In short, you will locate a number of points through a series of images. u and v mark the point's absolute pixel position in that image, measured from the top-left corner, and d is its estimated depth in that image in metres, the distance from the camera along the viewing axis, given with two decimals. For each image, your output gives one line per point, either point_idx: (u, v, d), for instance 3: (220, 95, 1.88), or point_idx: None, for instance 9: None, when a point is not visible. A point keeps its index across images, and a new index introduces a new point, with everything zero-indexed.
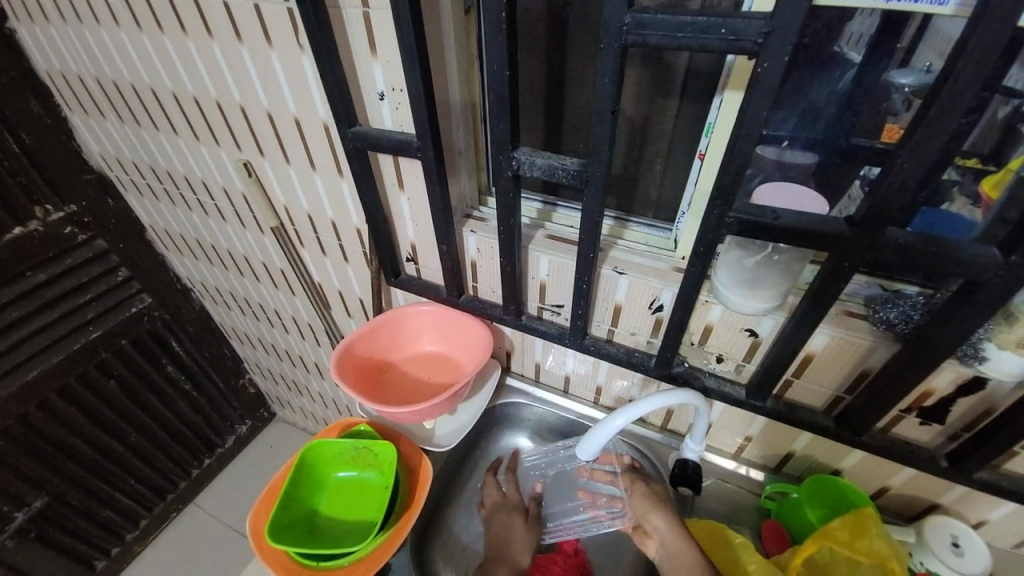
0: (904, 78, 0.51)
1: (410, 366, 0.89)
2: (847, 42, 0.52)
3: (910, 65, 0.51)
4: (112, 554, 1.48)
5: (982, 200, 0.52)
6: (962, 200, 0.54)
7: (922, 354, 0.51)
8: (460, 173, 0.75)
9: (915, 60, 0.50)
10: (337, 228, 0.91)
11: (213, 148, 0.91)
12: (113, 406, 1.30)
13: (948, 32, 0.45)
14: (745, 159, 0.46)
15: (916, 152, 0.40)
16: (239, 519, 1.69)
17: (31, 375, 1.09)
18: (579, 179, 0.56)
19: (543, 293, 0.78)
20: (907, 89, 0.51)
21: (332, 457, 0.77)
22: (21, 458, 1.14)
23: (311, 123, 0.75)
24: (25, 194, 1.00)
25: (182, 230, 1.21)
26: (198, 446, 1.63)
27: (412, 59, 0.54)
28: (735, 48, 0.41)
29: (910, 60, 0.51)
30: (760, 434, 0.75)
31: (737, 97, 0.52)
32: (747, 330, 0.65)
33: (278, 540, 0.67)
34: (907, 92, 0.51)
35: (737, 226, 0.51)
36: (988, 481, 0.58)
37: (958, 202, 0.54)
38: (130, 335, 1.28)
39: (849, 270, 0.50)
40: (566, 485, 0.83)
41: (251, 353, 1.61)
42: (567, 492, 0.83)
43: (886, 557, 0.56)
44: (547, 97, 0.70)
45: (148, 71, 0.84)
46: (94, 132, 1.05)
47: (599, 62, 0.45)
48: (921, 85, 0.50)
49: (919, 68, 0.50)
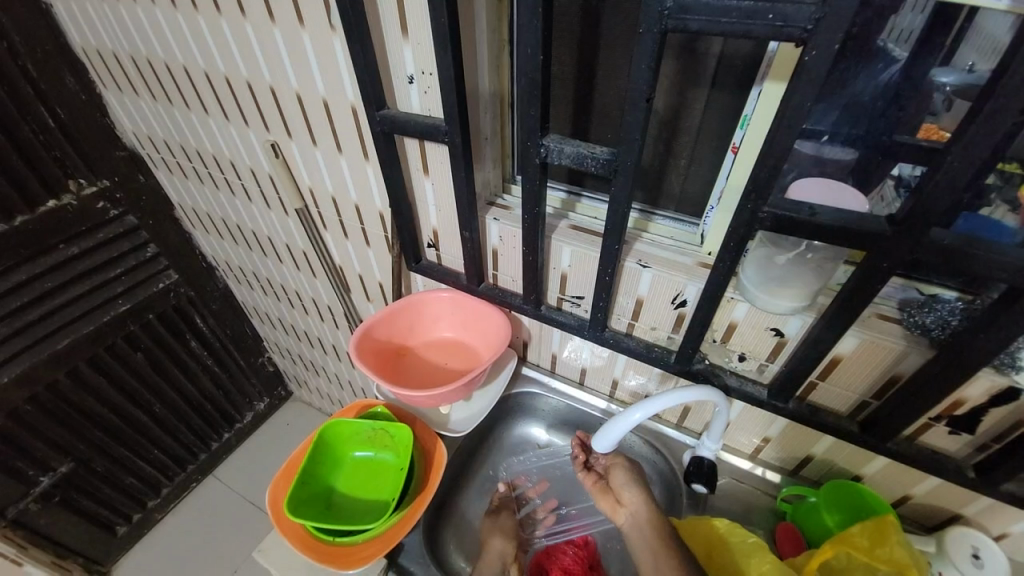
0: (947, 77, 0.50)
1: (427, 351, 0.89)
2: (891, 36, 0.50)
3: (951, 63, 0.50)
4: (134, 520, 1.53)
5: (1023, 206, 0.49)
6: (1000, 207, 0.51)
7: (957, 361, 0.50)
8: (485, 161, 0.75)
9: (956, 59, 0.49)
10: (361, 212, 0.92)
11: (241, 128, 0.92)
12: (138, 378, 1.34)
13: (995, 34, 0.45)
14: (783, 153, 0.44)
15: (967, 150, 0.38)
16: (255, 493, 1.73)
17: (60, 345, 1.12)
18: (609, 168, 0.55)
19: (564, 284, 0.77)
20: (947, 89, 0.51)
21: (350, 436, 0.78)
22: (49, 424, 1.18)
23: (339, 104, 0.75)
24: (60, 168, 1.03)
25: (208, 208, 1.23)
26: (217, 420, 1.67)
27: (444, 41, 0.54)
28: (782, 35, 0.39)
29: (952, 58, 0.50)
30: (779, 436, 0.74)
31: (778, 88, 0.51)
32: (773, 329, 0.64)
33: (296, 514, 0.69)
34: (948, 91, 0.51)
35: (770, 222, 0.50)
36: (1018, 495, 0.56)
37: (998, 208, 0.52)
38: (156, 309, 1.32)
39: (887, 271, 0.48)
40: (559, 485, 0.86)
41: (271, 332, 1.64)
42: (556, 492, 0.86)
43: (906, 564, 0.55)
44: (577, 86, 0.68)
45: (181, 50, 0.85)
46: (127, 110, 1.08)
47: (636, 47, 0.44)
48: (968, 86, 0.49)
49: (961, 67, 0.49)
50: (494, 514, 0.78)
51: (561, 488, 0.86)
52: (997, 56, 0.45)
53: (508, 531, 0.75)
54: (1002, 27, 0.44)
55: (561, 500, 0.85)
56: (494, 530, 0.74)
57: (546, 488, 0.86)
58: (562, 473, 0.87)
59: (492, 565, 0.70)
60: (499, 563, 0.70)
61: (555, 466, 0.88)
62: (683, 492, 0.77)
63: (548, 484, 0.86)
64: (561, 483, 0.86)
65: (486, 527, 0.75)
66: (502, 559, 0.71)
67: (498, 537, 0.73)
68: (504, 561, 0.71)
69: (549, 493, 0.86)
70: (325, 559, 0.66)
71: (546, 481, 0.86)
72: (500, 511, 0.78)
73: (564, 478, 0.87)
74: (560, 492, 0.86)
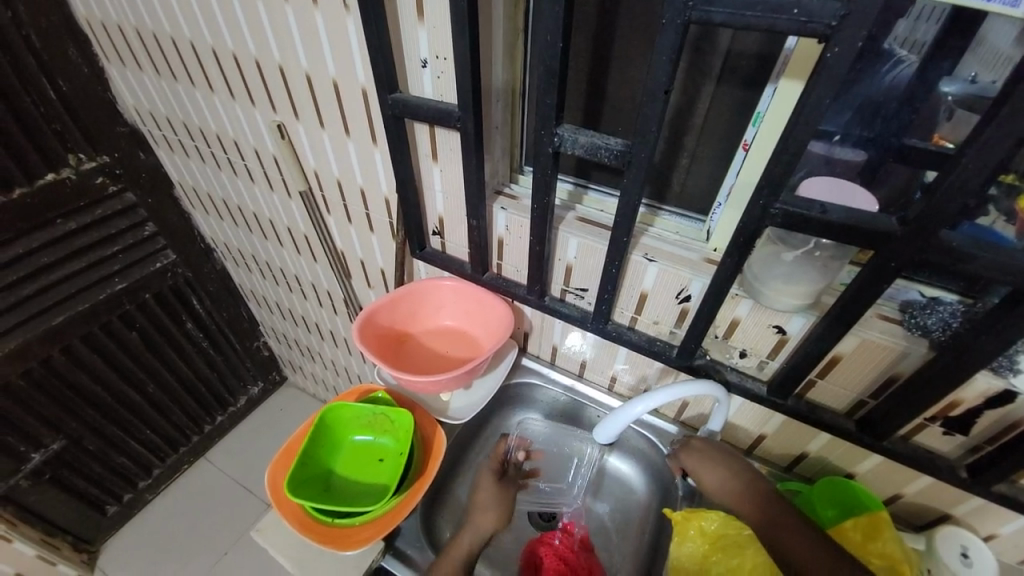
0: (949, 86, 0.51)
1: (428, 339, 0.89)
2: (900, 42, 0.51)
3: (954, 73, 0.51)
4: (124, 500, 1.53)
5: (1018, 217, 0.50)
6: (997, 216, 0.52)
7: (959, 363, 0.50)
8: (495, 150, 0.75)
9: (959, 69, 0.50)
10: (366, 197, 0.92)
11: (248, 107, 0.91)
12: (132, 357, 1.33)
13: (998, 47, 0.47)
14: (798, 149, 0.45)
15: (982, 153, 0.39)
16: (247, 476, 1.73)
17: (57, 320, 1.12)
18: (622, 159, 0.55)
19: (569, 275, 0.77)
20: (950, 98, 0.52)
21: (350, 420, 0.78)
22: (41, 400, 1.17)
23: (350, 87, 0.74)
24: (60, 142, 1.02)
25: (209, 188, 1.22)
26: (210, 402, 1.67)
27: (462, 24, 0.53)
28: (805, 31, 0.40)
29: (954, 69, 0.50)
30: (776, 431, 0.75)
31: (795, 85, 0.51)
32: (775, 326, 0.64)
33: (296, 494, 0.68)
34: (950, 101, 0.52)
35: (781, 218, 0.50)
36: (1007, 495, 0.58)
37: (994, 217, 0.52)
38: (153, 289, 1.31)
39: (894, 271, 0.48)
40: (552, 461, 0.87)
41: (268, 316, 1.64)
42: (545, 465, 0.87)
43: (898, 559, 0.56)
44: (591, 76, 0.68)
45: (189, 25, 0.84)
46: (130, 84, 1.06)
47: (658, 38, 0.44)
48: (973, 96, 0.50)
49: (963, 76, 0.50)
50: (501, 482, 0.78)
51: (552, 465, 0.87)
52: (1009, 67, 0.46)
53: (503, 507, 0.75)
54: (1007, 40, 0.46)
55: (553, 474, 0.86)
56: (485, 504, 0.74)
57: (541, 459, 0.87)
58: (561, 452, 0.88)
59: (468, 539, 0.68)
60: (477, 534, 0.69)
61: (555, 444, 0.89)
62: (679, 486, 0.77)
63: (544, 455, 0.88)
64: (554, 461, 0.88)
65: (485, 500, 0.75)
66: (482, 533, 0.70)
67: (490, 511, 0.73)
68: (483, 533, 0.70)
69: (543, 464, 0.86)
70: (322, 540, 0.66)
71: (544, 453, 0.88)
72: (505, 483, 0.79)
73: (560, 454, 0.88)
74: (549, 468, 0.87)
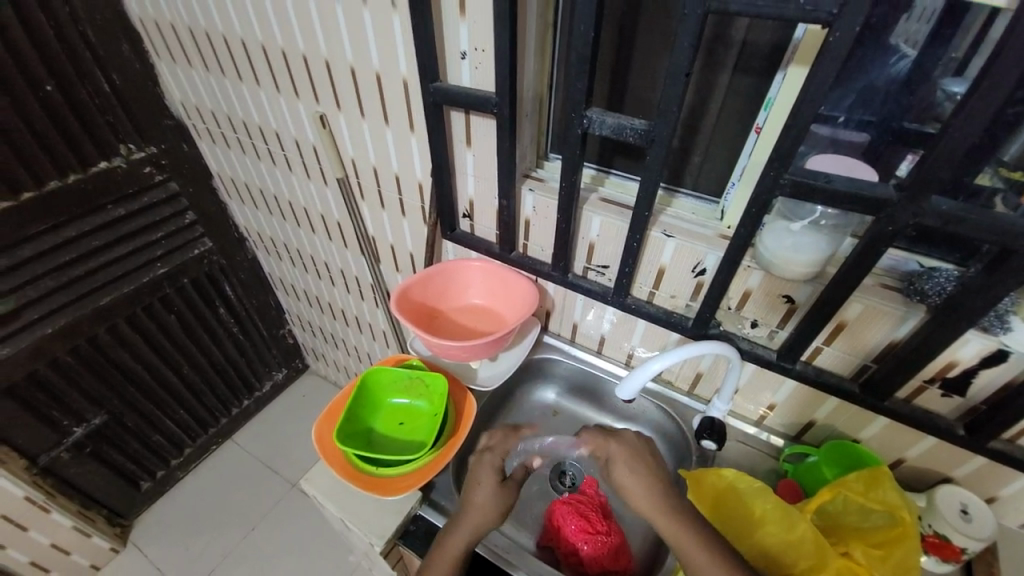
0: (957, 86, 0.55)
1: (457, 315, 0.96)
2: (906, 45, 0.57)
3: (963, 75, 0.55)
4: (157, 477, 1.61)
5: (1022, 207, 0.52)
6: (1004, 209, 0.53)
7: (951, 321, 0.55)
8: (524, 136, 0.81)
9: (969, 70, 0.54)
10: (399, 182, 0.98)
11: (292, 100, 0.98)
12: (170, 339, 1.41)
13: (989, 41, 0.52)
14: (804, 125, 0.50)
15: (965, 124, 0.44)
16: (272, 458, 1.80)
17: (104, 300, 1.20)
18: (645, 139, 0.61)
19: (591, 253, 0.83)
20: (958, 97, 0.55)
21: (387, 384, 0.85)
22: (88, 377, 1.25)
23: (391, 78, 0.81)
24: (113, 132, 1.10)
25: (247, 179, 1.30)
26: (238, 386, 1.74)
27: (504, 17, 0.59)
28: (810, 18, 0.45)
29: (965, 70, 0.55)
30: (785, 401, 0.80)
31: (801, 71, 0.57)
32: (784, 296, 0.70)
33: (343, 443, 0.75)
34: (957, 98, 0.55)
35: (789, 188, 0.55)
36: (1000, 450, 0.62)
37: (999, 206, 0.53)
38: (191, 274, 1.39)
39: (893, 235, 0.53)
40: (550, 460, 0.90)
41: (295, 304, 1.71)
42: None
43: (897, 505, 0.61)
44: (614, 68, 0.74)
45: (240, 23, 0.92)
46: (179, 80, 1.14)
47: (680, 27, 0.51)
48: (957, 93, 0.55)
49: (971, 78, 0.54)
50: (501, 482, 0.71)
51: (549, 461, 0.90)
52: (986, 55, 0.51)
53: (495, 505, 0.68)
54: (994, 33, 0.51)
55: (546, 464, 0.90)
56: (477, 500, 0.68)
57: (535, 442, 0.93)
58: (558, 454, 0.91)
59: (459, 542, 0.65)
60: (467, 534, 0.65)
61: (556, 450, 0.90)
62: (692, 449, 0.83)
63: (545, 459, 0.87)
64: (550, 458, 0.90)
65: (482, 500, 0.68)
66: (474, 529, 0.66)
67: (484, 508, 0.67)
68: (473, 531, 0.65)
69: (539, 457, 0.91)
70: (364, 485, 0.72)
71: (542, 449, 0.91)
72: (507, 483, 0.71)
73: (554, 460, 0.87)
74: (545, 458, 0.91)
